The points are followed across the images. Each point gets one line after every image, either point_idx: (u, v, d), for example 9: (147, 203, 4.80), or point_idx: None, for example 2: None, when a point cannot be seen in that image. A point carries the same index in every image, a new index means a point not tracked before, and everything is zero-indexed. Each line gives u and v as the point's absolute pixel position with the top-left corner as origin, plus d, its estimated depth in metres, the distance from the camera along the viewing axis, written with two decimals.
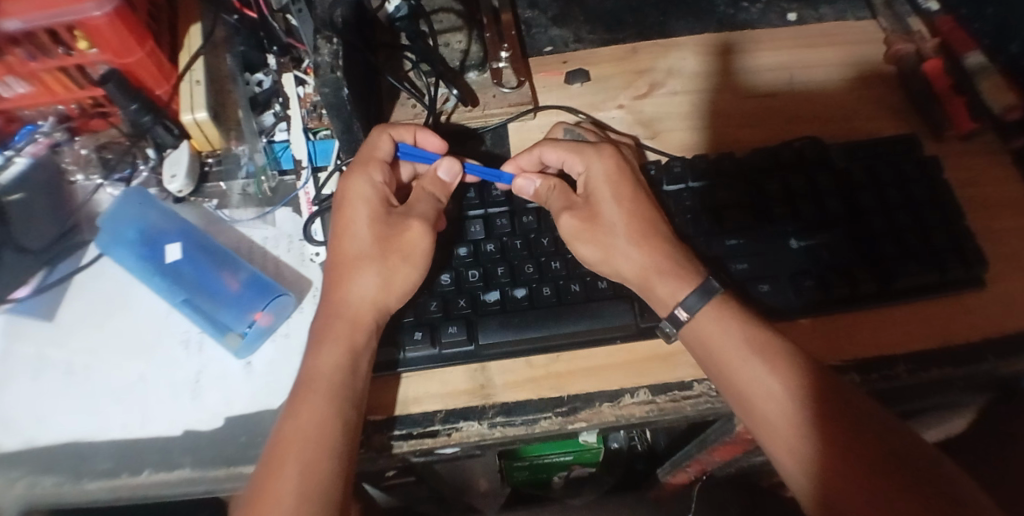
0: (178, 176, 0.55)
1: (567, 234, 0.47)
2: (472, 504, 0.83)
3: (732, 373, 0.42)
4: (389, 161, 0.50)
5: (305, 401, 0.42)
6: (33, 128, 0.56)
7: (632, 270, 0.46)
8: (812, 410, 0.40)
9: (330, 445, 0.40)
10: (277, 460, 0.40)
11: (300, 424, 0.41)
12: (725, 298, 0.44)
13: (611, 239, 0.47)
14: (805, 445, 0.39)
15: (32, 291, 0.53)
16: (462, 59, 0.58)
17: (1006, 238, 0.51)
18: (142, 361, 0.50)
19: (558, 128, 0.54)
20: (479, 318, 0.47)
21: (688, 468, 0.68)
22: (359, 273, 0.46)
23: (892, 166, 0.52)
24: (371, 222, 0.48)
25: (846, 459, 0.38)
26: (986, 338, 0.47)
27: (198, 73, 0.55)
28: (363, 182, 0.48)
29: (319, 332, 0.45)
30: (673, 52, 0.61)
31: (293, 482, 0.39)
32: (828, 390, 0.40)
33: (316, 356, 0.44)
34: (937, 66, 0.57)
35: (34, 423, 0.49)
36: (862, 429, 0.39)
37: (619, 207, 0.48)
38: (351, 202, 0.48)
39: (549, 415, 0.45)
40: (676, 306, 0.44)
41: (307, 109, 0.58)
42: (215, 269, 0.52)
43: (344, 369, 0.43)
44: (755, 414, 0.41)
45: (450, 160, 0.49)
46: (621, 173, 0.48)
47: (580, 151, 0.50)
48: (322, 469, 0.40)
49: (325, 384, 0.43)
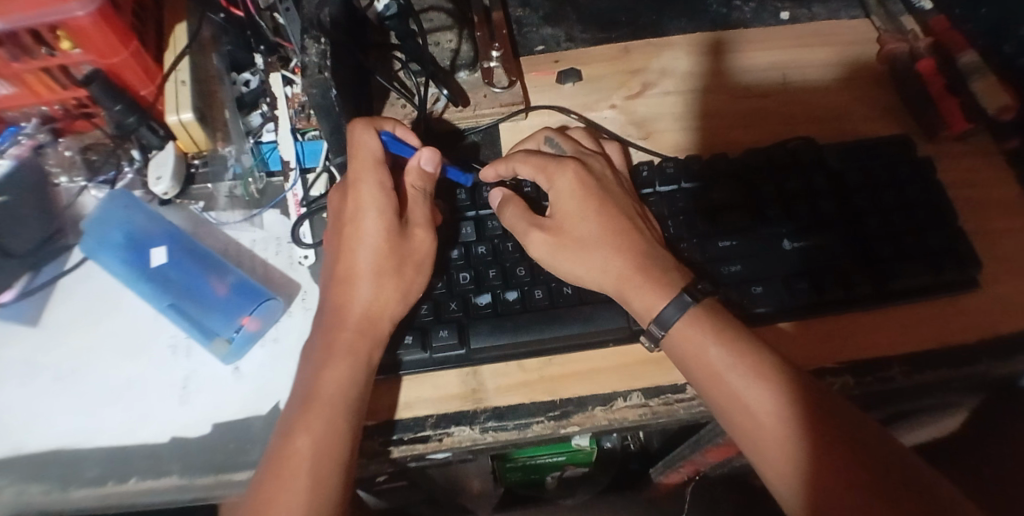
0: (164, 178, 0.54)
1: (538, 251, 0.46)
2: (465, 505, 0.82)
3: (714, 394, 0.41)
4: (385, 160, 0.47)
5: (319, 416, 0.41)
6: (17, 129, 0.55)
7: (608, 278, 0.45)
8: (799, 426, 0.39)
9: (338, 458, 0.41)
10: (282, 474, 0.40)
11: (321, 440, 0.41)
12: (715, 302, 0.44)
13: (583, 254, 0.46)
14: (793, 465, 0.38)
15: (17, 295, 0.53)
16: (453, 59, 0.57)
17: (1000, 240, 0.51)
18: (130, 365, 0.50)
19: (540, 136, 0.53)
20: (471, 321, 0.46)
21: (682, 468, 0.68)
22: (363, 283, 0.46)
23: (887, 166, 0.51)
24: (382, 231, 0.46)
25: (836, 474, 0.37)
26: (980, 339, 0.47)
27: (184, 73, 0.54)
28: (371, 189, 0.46)
29: (326, 348, 0.44)
30: (666, 52, 0.60)
31: (302, 499, 0.39)
32: (815, 403, 0.39)
33: (326, 372, 0.43)
34: (930, 66, 0.56)
35: (20, 429, 0.48)
36: (852, 442, 0.38)
37: (591, 221, 0.47)
38: (359, 212, 0.46)
39: (542, 419, 0.45)
40: (652, 322, 0.43)
41: (294, 110, 0.56)
42: (202, 273, 0.51)
43: (359, 382, 0.43)
44: (744, 427, 0.40)
45: (429, 151, 0.47)
46: (586, 189, 0.48)
47: (544, 169, 0.49)
48: (330, 482, 0.40)
49: (342, 400, 0.42)
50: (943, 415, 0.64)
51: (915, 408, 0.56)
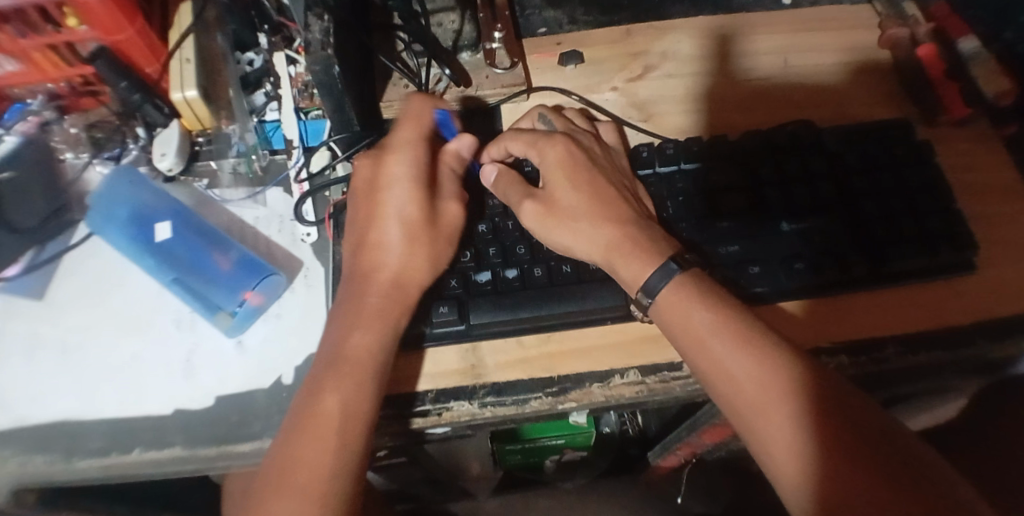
0: (168, 153, 0.54)
1: (530, 222, 0.47)
2: (464, 486, 0.83)
3: (699, 363, 0.41)
4: (429, 135, 0.49)
5: (349, 377, 0.42)
6: (23, 106, 0.56)
7: (596, 249, 0.46)
8: (787, 394, 0.38)
9: (367, 422, 0.41)
10: (312, 437, 0.41)
11: (350, 403, 0.41)
12: (696, 272, 0.44)
13: (575, 221, 0.47)
14: (778, 433, 0.37)
15: (23, 269, 0.53)
16: (455, 40, 0.56)
17: (999, 224, 0.51)
18: (135, 339, 0.50)
19: (534, 114, 0.54)
20: (470, 298, 0.47)
21: (679, 450, 0.69)
22: (390, 249, 0.47)
23: (885, 148, 0.52)
24: (414, 198, 0.48)
25: (836, 465, 0.35)
26: (977, 321, 0.47)
27: (188, 51, 0.54)
28: (410, 157, 0.48)
29: (354, 306, 0.45)
30: (668, 35, 0.60)
31: (328, 456, 0.40)
32: (805, 372, 0.39)
33: (358, 331, 0.44)
34: (931, 51, 0.56)
35: (26, 401, 0.48)
36: (856, 427, 0.36)
37: (577, 192, 0.48)
38: (398, 178, 0.48)
39: (539, 395, 0.46)
40: (638, 292, 0.44)
41: (298, 89, 0.57)
42: (206, 248, 0.51)
43: (388, 348, 0.44)
44: (745, 414, 0.39)
45: (469, 138, 0.50)
46: (574, 161, 0.49)
47: (534, 145, 0.50)
48: (354, 444, 0.41)
49: (374, 365, 0.43)
50: (940, 402, 0.64)
51: (912, 393, 0.57)
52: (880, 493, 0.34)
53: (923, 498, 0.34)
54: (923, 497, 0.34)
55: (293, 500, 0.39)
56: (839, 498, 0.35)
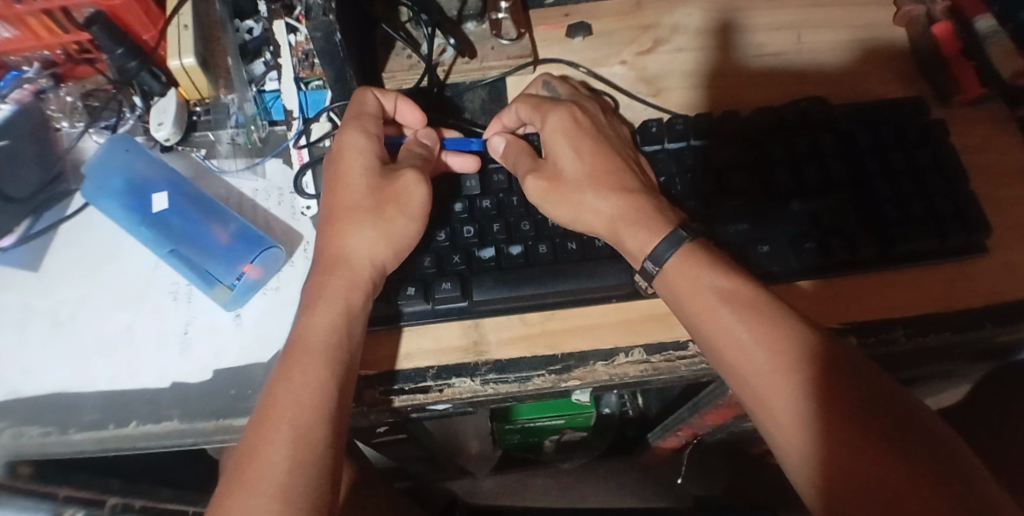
0: (165, 124, 0.53)
1: (534, 197, 0.46)
2: (462, 464, 0.84)
3: (705, 331, 0.40)
4: (376, 117, 0.48)
5: (298, 363, 0.40)
6: (19, 73, 0.55)
7: (600, 223, 0.45)
8: (794, 365, 0.37)
9: (330, 415, 0.39)
10: (269, 425, 0.38)
11: (298, 388, 0.39)
12: (704, 241, 0.43)
13: (579, 194, 0.45)
14: (784, 403, 0.36)
15: (17, 240, 0.52)
16: (460, 8, 0.55)
17: (1009, 206, 0.50)
18: (130, 309, 0.50)
19: (538, 82, 0.53)
20: (473, 274, 0.46)
21: (680, 432, 0.68)
22: (353, 227, 0.45)
23: (898, 127, 0.50)
24: (364, 172, 0.46)
25: (845, 440, 0.34)
26: (985, 305, 0.46)
27: (186, 17, 0.53)
28: (358, 134, 0.47)
29: (313, 295, 0.43)
30: (678, 8, 0.59)
31: (282, 448, 0.37)
32: (816, 342, 0.38)
33: (312, 318, 0.42)
34: (946, 30, 0.54)
35: (20, 372, 0.48)
36: (867, 402, 0.35)
37: (580, 162, 0.47)
38: (347, 153, 0.47)
39: (543, 372, 0.45)
40: (645, 259, 0.43)
41: (298, 58, 0.55)
42: (202, 219, 0.51)
43: (339, 331, 0.42)
44: (750, 384, 0.38)
45: (433, 133, 0.50)
46: (577, 128, 0.48)
47: (539, 109, 0.49)
48: (313, 434, 0.38)
49: (323, 347, 0.41)
50: (941, 384, 0.64)
51: (919, 377, 0.56)
52: (889, 469, 0.33)
53: (933, 474, 0.33)
54: (936, 469, 0.33)
55: (252, 496, 0.35)
56: (843, 471, 0.34)
